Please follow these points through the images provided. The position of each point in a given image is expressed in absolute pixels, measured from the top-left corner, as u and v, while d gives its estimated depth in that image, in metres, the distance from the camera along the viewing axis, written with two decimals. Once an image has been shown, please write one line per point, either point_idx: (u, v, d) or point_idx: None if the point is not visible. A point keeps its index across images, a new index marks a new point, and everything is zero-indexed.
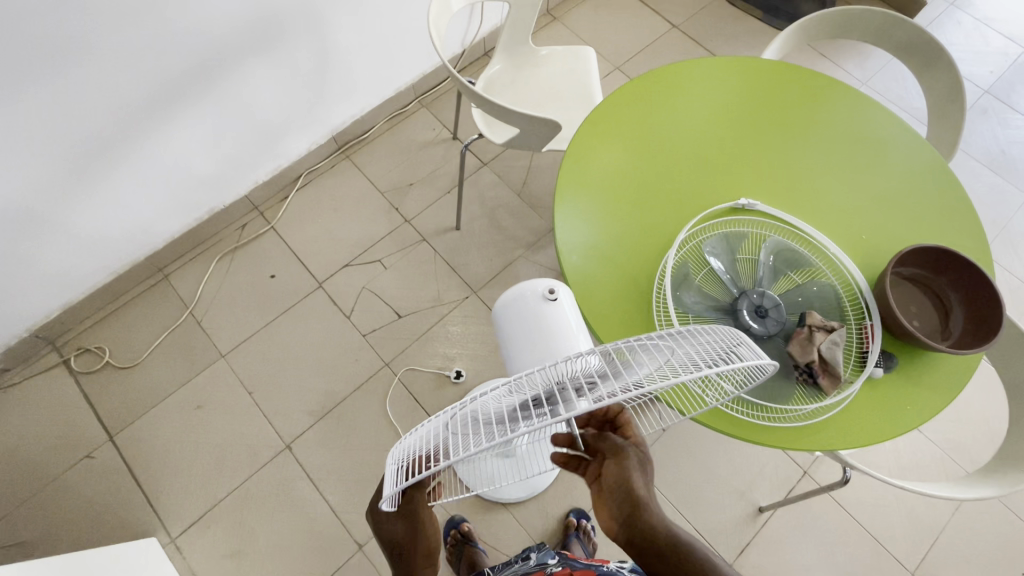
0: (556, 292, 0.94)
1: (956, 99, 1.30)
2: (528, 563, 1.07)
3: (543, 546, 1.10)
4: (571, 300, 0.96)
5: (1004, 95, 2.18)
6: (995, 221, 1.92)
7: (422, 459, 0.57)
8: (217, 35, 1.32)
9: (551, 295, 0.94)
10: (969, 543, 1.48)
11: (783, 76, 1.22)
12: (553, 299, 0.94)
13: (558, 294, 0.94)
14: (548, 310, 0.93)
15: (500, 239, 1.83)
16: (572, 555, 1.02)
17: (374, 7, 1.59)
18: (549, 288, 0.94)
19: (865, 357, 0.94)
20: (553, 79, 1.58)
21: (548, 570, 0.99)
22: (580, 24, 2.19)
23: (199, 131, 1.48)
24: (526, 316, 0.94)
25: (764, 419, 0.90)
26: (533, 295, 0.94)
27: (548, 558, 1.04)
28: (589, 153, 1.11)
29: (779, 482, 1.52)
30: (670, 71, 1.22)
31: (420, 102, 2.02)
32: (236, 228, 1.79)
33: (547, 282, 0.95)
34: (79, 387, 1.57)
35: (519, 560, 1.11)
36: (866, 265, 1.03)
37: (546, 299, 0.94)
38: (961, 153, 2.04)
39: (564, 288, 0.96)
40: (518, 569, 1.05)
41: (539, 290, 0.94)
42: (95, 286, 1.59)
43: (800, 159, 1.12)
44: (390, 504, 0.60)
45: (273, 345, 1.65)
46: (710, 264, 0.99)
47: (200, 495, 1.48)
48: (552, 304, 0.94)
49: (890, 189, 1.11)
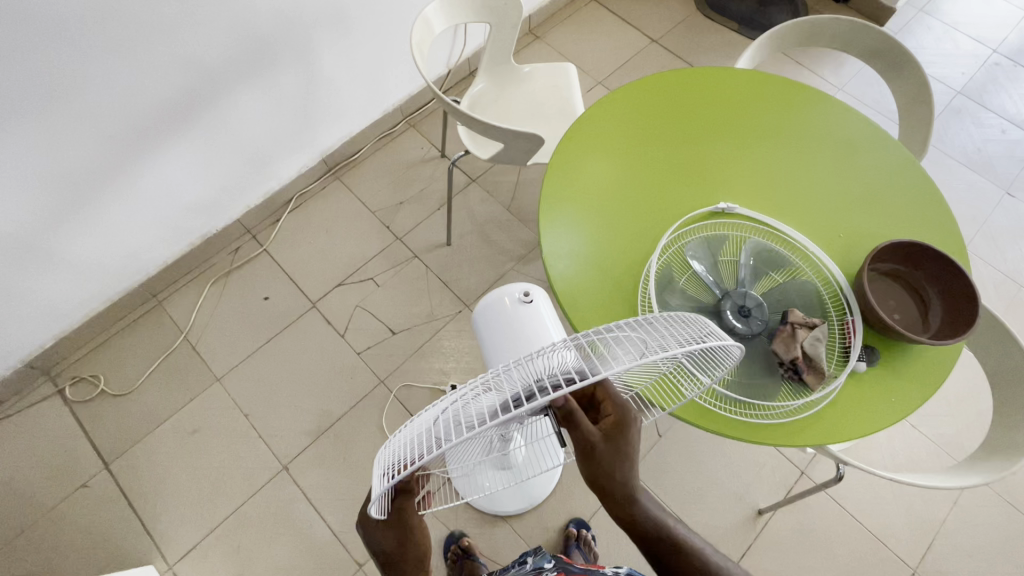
0: (531, 295, 1.00)
1: (923, 99, 1.35)
2: (524, 567, 1.09)
3: (538, 550, 1.12)
4: (547, 301, 1.01)
5: (977, 95, 2.24)
6: (975, 217, 1.96)
7: (409, 461, 0.58)
8: (206, 63, 1.36)
9: (526, 297, 0.99)
10: (969, 537, 1.48)
11: (756, 83, 1.26)
12: (529, 300, 0.99)
13: (532, 296, 0.99)
14: (524, 311, 0.98)
15: (491, 252, 1.86)
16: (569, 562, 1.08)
17: (359, 31, 1.63)
18: (524, 292, 1.00)
19: (848, 352, 0.96)
20: (536, 95, 1.62)
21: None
22: (561, 42, 2.25)
23: (189, 156, 1.51)
24: (503, 320, 0.98)
25: (752, 416, 0.91)
26: (510, 299, 0.99)
27: (544, 562, 1.07)
28: (572, 166, 1.14)
29: (777, 483, 1.52)
30: (646, 84, 1.25)
31: (408, 122, 2.06)
32: (229, 252, 1.81)
33: (522, 286, 1.01)
34: (73, 416, 1.56)
35: (517, 565, 1.13)
36: (845, 262, 1.06)
37: (522, 302, 0.99)
38: (937, 152, 2.09)
39: (540, 291, 1.01)
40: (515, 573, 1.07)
41: (514, 293, 1.00)
42: (89, 314, 1.60)
43: (776, 162, 1.16)
44: (380, 511, 0.61)
45: (267, 367, 1.65)
46: (693, 267, 1.01)
47: (197, 519, 1.47)
48: (527, 305, 0.99)
49: (865, 189, 1.14)
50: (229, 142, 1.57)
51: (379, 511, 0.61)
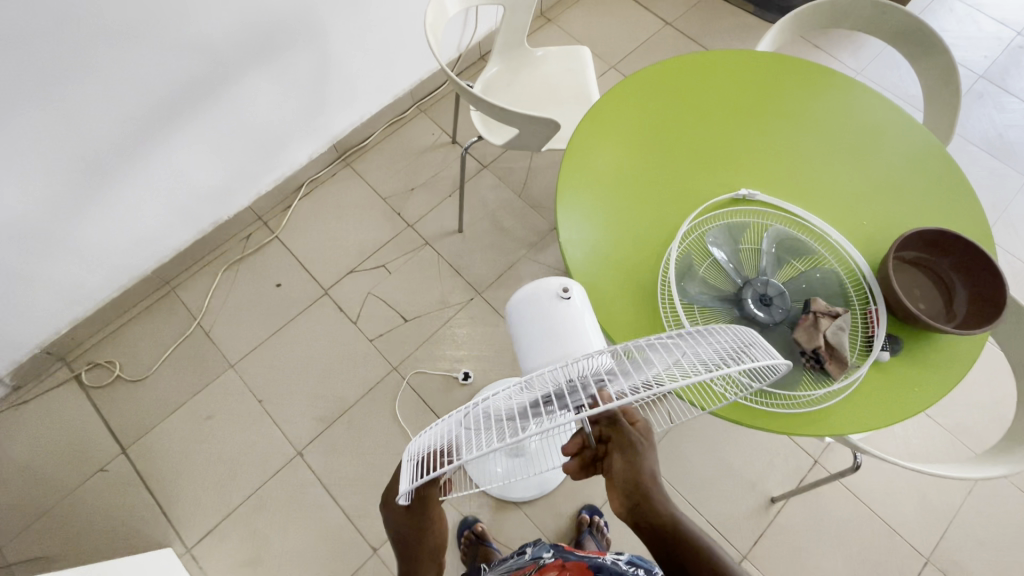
0: (570, 290, 0.85)
1: (948, 82, 1.31)
2: (523, 556, 1.12)
3: (538, 541, 1.15)
4: (585, 298, 0.87)
5: (1000, 79, 2.18)
6: (995, 205, 1.92)
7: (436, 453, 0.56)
8: (216, 46, 1.34)
9: (564, 293, 0.85)
10: (983, 526, 1.48)
11: (780, 66, 1.23)
12: (567, 298, 0.85)
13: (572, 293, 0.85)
14: (561, 309, 0.85)
15: (503, 239, 1.84)
16: (567, 549, 1.05)
17: (370, 13, 1.60)
18: (563, 287, 0.86)
19: (871, 341, 0.95)
20: (550, 80, 1.59)
21: (540, 564, 1.03)
22: (574, 25, 2.21)
23: (199, 141, 1.49)
24: (539, 318, 0.85)
25: (774, 406, 0.90)
26: (546, 294, 0.86)
27: (543, 552, 1.07)
28: (591, 154, 1.12)
29: (791, 472, 1.52)
30: (663, 68, 1.22)
31: (418, 108, 2.03)
32: (240, 238, 1.80)
33: (560, 281, 0.86)
34: (89, 402, 1.58)
35: (516, 555, 1.16)
36: (867, 251, 1.04)
37: (560, 298, 0.86)
38: (958, 138, 2.05)
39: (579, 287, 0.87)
40: (513, 562, 1.10)
41: (553, 288, 0.86)
42: (103, 300, 1.61)
43: (796, 148, 1.13)
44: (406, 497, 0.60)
45: (279, 354, 1.66)
46: (713, 254, 1.00)
47: (214, 503, 1.49)
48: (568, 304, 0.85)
49: (893, 178, 1.12)
50: (239, 126, 1.55)
51: (404, 498, 0.60)
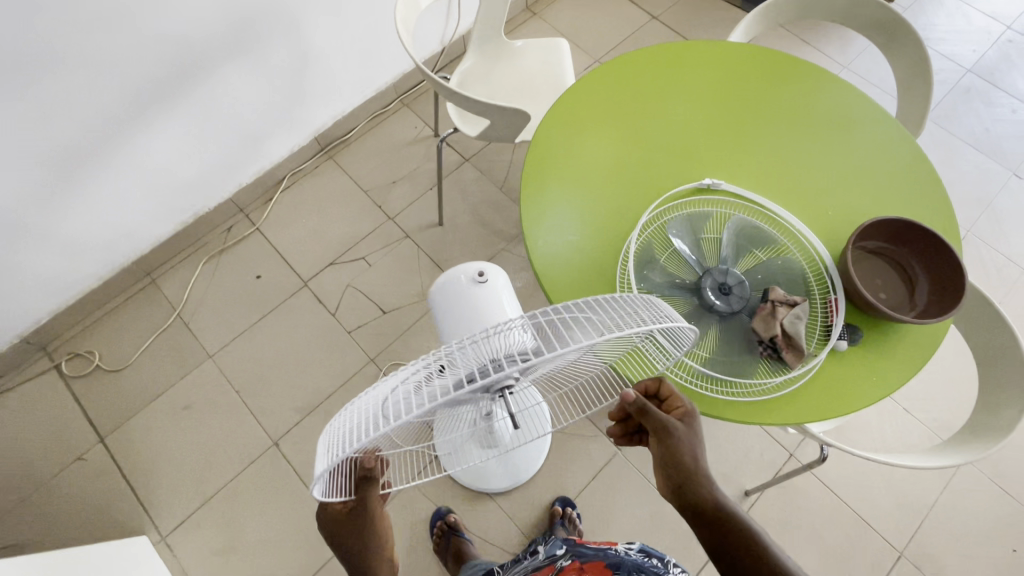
0: (485, 275, 0.94)
1: (921, 74, 1.30)
2: (537, 555, 1.04)
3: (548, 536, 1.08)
4: (501, 281, 0.96)
5: (988, 73, 2.17)
6: (979, 199, 1.91)
7: (349, 433, 0.57)
8: (191, 39, 1.34)
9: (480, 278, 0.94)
10: (958, 520, 1.47)
11: (754, 57, 1.22)
12: (482, 281, 0.94)
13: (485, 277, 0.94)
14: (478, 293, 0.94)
15: (483, 233, 1.84)
16: (579, 542, 1.01)
17: (348, 5, 1.60)
18: (479, 272, 0.94)
19: (830, 330, 0.94)
20: (527, 72, 1.59)
21: (559, 567, 0.98)
22: (559, 19, 2.21)
23: (176, 133, 1.49)
24: (456, 300, 0.94)
25: (730, 394, 0.91)
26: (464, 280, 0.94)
27: (556, 548, 1.01)
28: (558, 145, 1.12)
29: (765, 465, 1.52)
30: (630, 59, 1.22)
31: (401, 101, 2.03)
32: (221, 230, 1.81)
33: (476, 267, 0.95)
34: (69, 391, 1.59)
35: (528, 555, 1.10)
36: (831, 241, 1.04)
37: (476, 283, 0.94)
38: (945, 133, 2.04)
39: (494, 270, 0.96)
40: (527, 564, 1.03)
41: (468, 272, 0.94)
42: (84, 291, 1.62)
43: (762, 137, 1.13)
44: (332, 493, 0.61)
45: (258, 346, 1.66)
46: (674, 245, 0.99)
47: (190, 492, 1.50)
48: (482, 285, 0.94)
49: (861, 168, 1.12)
50: (217, 118, 1.55)
51: (331, 494, 0.61)
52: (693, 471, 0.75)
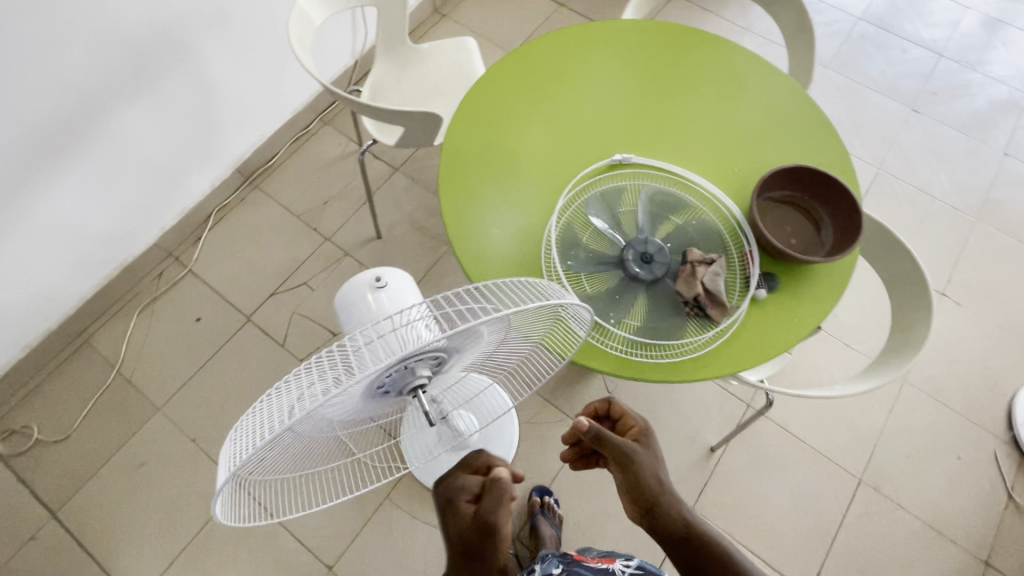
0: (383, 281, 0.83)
1: (805, 27, 1.37)
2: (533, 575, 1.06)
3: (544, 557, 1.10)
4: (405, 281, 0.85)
5: (878, 19, 2.30)
6: (885, 138, 2.03)
7: (253, 434, 0.59)
8: (82, 87, 1.30)
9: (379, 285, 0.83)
10: (906, 439, 1.57)
11: (645, 30, 1.26)
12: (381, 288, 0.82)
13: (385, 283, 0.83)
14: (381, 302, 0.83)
15: (423, 239, 1.84)
16: (576, 561, 1.04)
17: (244, 30, 1.56)
18: (375, 279, 0.83)
19: (748, 280, 0.99)
20: (437, 74, 1.59)
21: None
22: (468, 18, 2.21)
23: (84, 185, 1.44)
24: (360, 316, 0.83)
25: (665, 357, 0.94)
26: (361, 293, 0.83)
27: (552, 566, 1.04)
28: (468, 142, 1.13)
29: (726, 419, 1.57)
30: (528, 48, 1.24)
31: (321, 120, 2.00)
32: (152, 278, 1.75)
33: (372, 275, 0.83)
34: (10, 470, 1.51)
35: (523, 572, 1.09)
36: (741, 196, 1.08)
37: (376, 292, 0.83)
38: (846, 80, 2.15)
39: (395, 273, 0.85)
40: None
41: (366, 282, 0.83)
42: (9, 364, 1.53)
43: (663, 106, 1.17)
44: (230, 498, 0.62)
45: (208, 389, 1.61)
46: (594, 223, 1.02)
47: (158, 551, 1.44)
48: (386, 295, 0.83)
49: (760, 122, 1.17)
50: (126, 164, 1.50)
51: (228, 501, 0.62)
52: (657, 493, 0.87)
